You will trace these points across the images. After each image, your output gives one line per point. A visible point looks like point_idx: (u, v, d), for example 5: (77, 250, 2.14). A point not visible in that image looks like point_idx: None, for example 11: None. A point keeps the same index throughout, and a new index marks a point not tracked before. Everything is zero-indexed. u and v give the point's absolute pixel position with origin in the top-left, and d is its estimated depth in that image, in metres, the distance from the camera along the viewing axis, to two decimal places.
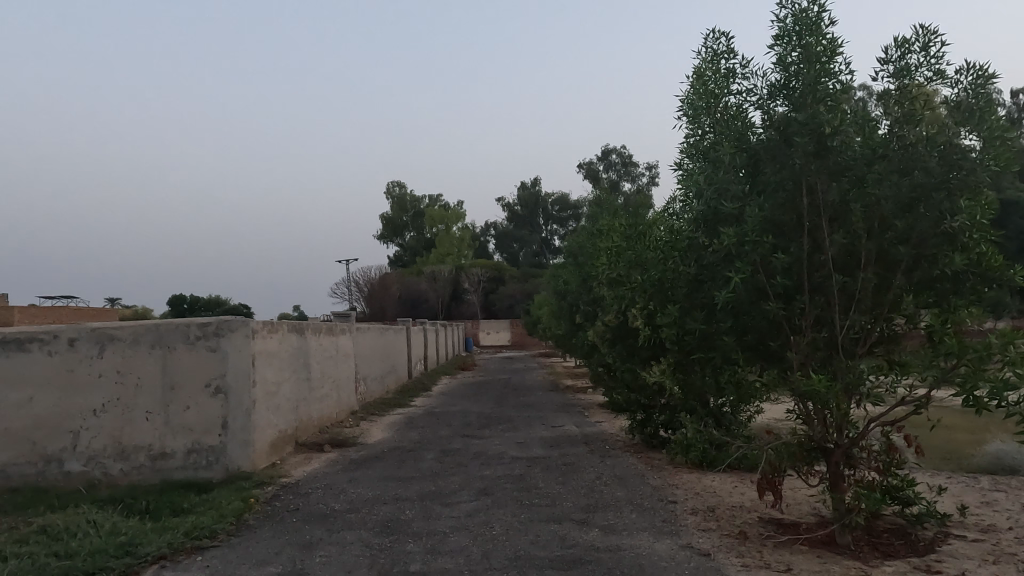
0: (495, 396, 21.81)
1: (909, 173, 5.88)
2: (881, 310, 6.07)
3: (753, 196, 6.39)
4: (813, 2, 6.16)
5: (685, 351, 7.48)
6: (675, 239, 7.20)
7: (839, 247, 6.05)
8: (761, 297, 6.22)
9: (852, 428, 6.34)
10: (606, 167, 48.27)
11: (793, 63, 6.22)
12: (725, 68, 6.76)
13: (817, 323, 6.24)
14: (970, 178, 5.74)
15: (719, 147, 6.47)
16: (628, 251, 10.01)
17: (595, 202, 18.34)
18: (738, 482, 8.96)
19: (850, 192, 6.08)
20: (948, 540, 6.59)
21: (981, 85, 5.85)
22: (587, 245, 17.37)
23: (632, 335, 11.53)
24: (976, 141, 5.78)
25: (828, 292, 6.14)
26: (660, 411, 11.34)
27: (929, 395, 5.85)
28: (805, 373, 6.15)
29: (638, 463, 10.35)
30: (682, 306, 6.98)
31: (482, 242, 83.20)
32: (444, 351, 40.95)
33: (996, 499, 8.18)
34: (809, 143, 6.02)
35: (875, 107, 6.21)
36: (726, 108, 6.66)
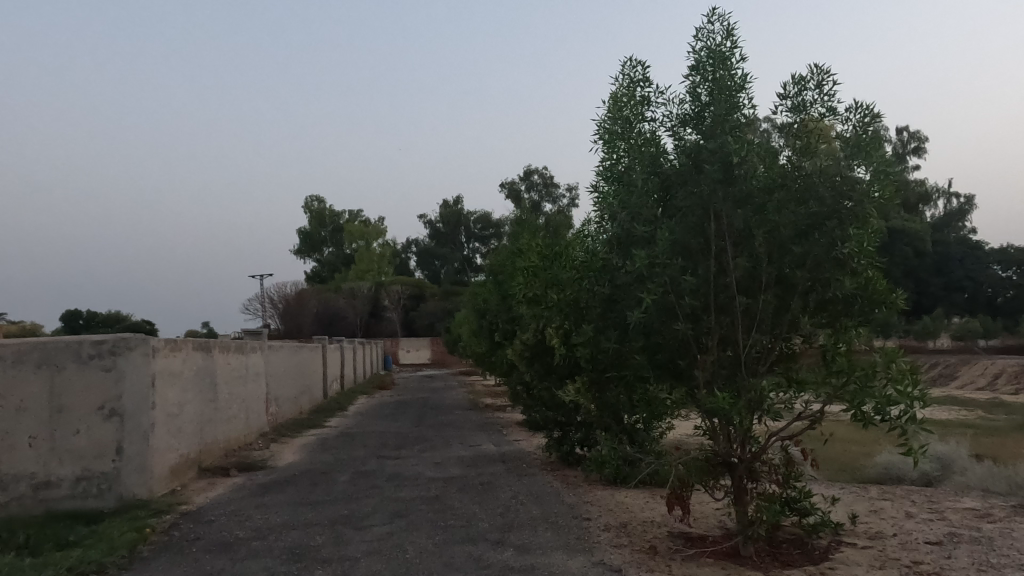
0: (414, 416, 21.52)
1: (805, 202, 6.27)
2: (780, 330, 6.41)
3: (664, 219, 6.67)
4: (725, 38, 6.51)
5: (599, 370, 7.63)
6: (590, 258, 7.36)
7: (742, 270, 6.36)
8: (670, 318, 6.47)
9: (754, 443, 6.62)
10: (526, 187, 48.73)
11: (704, 95, 6.55)
12: (641, 94, 7.01)
13: (722, 343, 6.53)
14: (858, 208, 6.18)
15: (634, 172, 6.71)
16: (545, 271, 10.17)
17: (516, 222, 18.46)
18: (650, 497, 9.17)
19: (753, 219, 6.39)
20: (840, 547, 7.00)
21: (870, 122, 6.31)
22: (506, 264, 17.51)
23: (550, 353, 11.65)
24: (866, 174, 6.22)
25: (732, 313, 6.43)
26: (576, 428, 11.48)
27: (823, 411, 6.20)
28: (711, 391, 6.41)
29: (553, 480, 10.44)
30: (596, 326, 7.14)
31: (402, 258, 82.22)
32: (362, 369, 40.16)
33: (882, 507, 8.77)
34: (717, 170, 6.33)
35: (777, 139, 6.59)
36: (641, 135, 6.91)
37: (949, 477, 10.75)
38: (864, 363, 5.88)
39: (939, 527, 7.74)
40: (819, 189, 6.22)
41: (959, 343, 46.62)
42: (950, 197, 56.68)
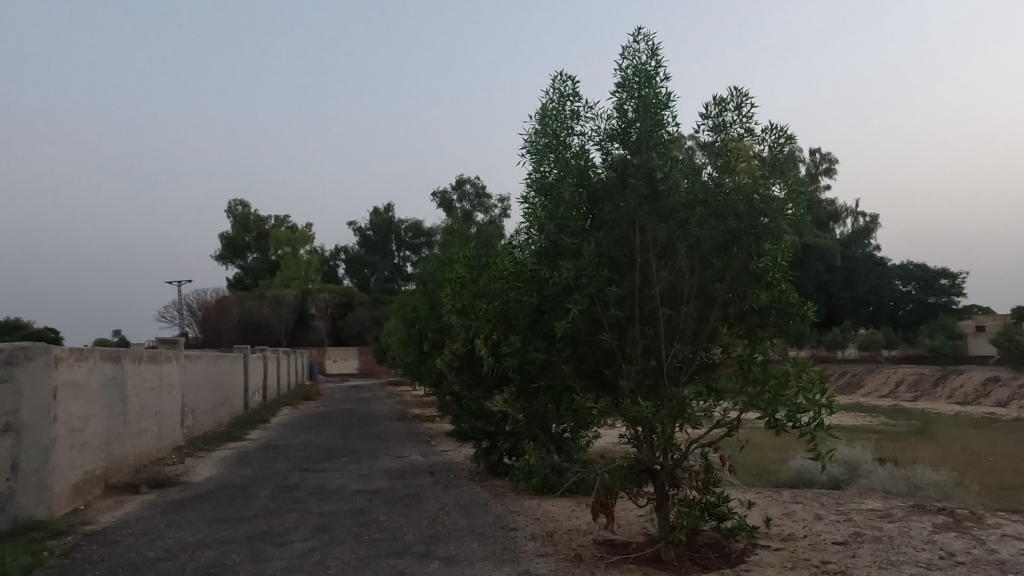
0: (340, 427, 21.02)
1: (724, 217, 6.52)
2: (701, 341, 6.64)
3: (591, 232, 6.81)
4: (650, 58, 6.73)
5: (526, 379, 7.70)
6: (518, 269, 7.42)
7: (666, 282, 6.56)
8: (596, 328, 6.61)
9: (675, 450, 6.82)
10: (458, 197, 48.67)
11: (630, 111, 6.74)
12: (570, 109, 7.15)
13: (646, 352, 6.70)
14: (773, 225, 6.47)
15: (562, 184, 6.83)
16: (474, 281, 10.18)
17: (446, 231, 18.39)
18: (576, 506, 9.28)
19: (676, 233, 6.59)
20: (755, 550, 7.29)
21: (784, 143, 6.63)
22: (436, 273, 17.40)
23: (479, 363, 11.64)
24: (781, 192, 6.52)
25: (655, 323, 6.62)
26: (504, 438, 11.51)
27: (740, 418, 6.45)
28: (635, 400, 6.57)
29: (481, 491, 10.41)
30: (524, 336, 7.21)
31: (330, 266, 80.44)
32: (286, 379, 38.91)
33: (794, 510, 9.19)
34: (642, 185, 6.52)
35: (701, 156, 6.83)
36: (569, 148, 7.03)
37: (854, 480, 11.39)
38: (778, 372, 6.16)
39: (845, 527, 8.19)
40: (737, 205, 6.49)
41: (865, 353, 49.56)
42: (857, 216, 60.37)
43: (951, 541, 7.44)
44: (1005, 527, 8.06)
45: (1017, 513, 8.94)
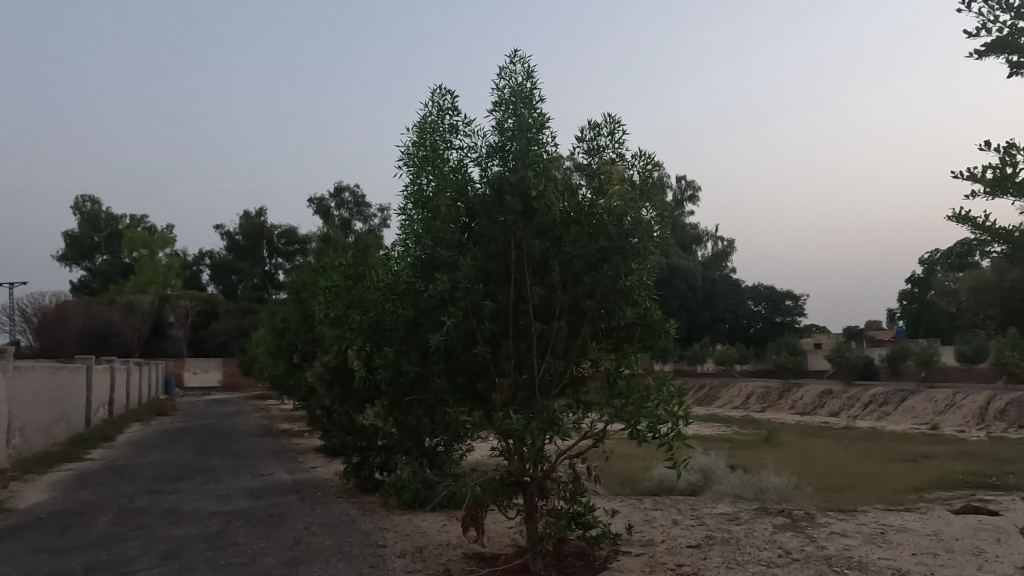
0: (198, 445, 19.60)
1: (596, 237, 6.75)
2: (572, 355, 6.87)
3: (467, 246, 6.87)
4: (527, 79, 6.92)
5: (399, 393, 7.60)
6: (394, 280, 7.33)
7: (539, 297, 6.74)
8: (470, 342, 6.66)
9: (545, 461, 6.97)
10: (336, 205, 47.32)
11: (508, 129, 6.89)
12: (449, 123, 7.19)
13: (519, 366, 6.83)
14: (641, 245, 6.78)
15: (439, 197, 6.86)
16: (348, 292, 9.92)
17: (321, 239, 17.77)
18: (447, 520, 9.25)
19: (550, 250, 6.78)
20: (617, 556, 7.61)
21: (651, 168, 7.00)
22: (309, 282, 16.77)
23: (351, 376, 11.33)
24: (649, 214, 6.88)
25: (528, 337, 6.78)
26: (376, 453, 11.27)
27: (606, 430, 6.72)
28: (507, 413, 6.66)
29: (350, 508, 10.10)
30: (398, 349, 7.12)
31: (193, 271, 75.18)
32: (136, 394, 35.73)
33: (654, 517, 9.69)
34: (518, 202, 6.66)
35: (576, 177, 7.08)
36: (447, 162, 7.07)
37: (709, 486, 12.19)
38: (640, 386, 6.46)
39: (698, 531, 8.75)
40: (608, 226, 6.73)
41: (721, 368, 53.36)
42: (716, 240, 65.19)
43: (788, 540, 8.15)
44: (833, 525, 8.96)
45: (843, 512, 9.98)
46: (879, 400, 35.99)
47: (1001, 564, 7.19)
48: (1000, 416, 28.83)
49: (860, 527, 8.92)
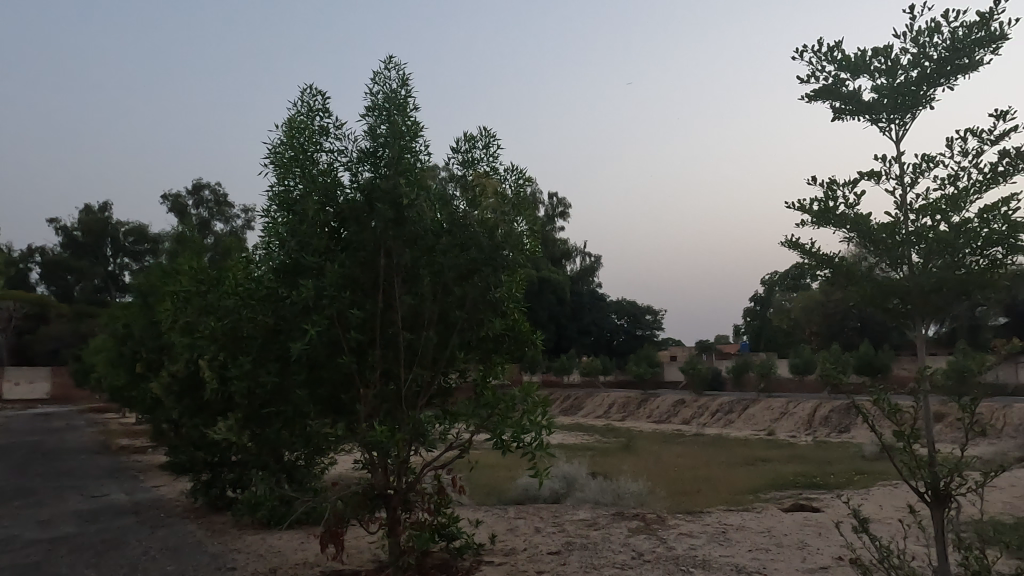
0: (17, 464, 17.39)
1: (467, 248, 6.74)
2: (440, 365, 6.84)
3: (334, 252, 6.67)
4: (401, 86, 6.86)
5: (256, 404, 7.20)
6: (254, 285, 6.95)
7: (407, 306, 6.65)
8: (335, 351, 6.47)
9: (409, 473, 6.85)
10: (193, 203, 44.17)
11: (380, 135, 6.79)
12: (319, 124, 6.96)
13: (385, 377, 6.70)
14: (512, 258, 6.84)
15: (306, 201, 6.60)
16: (202, 296, 9.26)
17: (174, 239, 16.49)
18: (305, 537, 8.85)
19: (420, 259, 6.69)
20: (480, 567, 7.64)
21: (523, 183, 7.10)
22: (159, 285, 15.47)
23: (203, 387, 10.57)
24: (522, 228, 6.96)
25: (396, 347, 6.68)
26: (229, 469, 10.57)
27: (471, 440, 6.70)
28: (371, 424, 6.49)
29: (197, 529, 9.38)
30: (256, 357, 6.75)
31: (19, 269, 66.98)
32: None
33: (518, 525, 9.86)
34: (389, 210, 6.55)
35: (450, 187, 7.04)
36: (316, 165, 6.84)
37: (571, 493, 12.60)
38: (506, 396, 6.54)
39: (558, 537, 9.01)
40: (479, 237, 6.71)
41: (586, 379, 55.48)
42: (584, 255, 67.93)
43: (641, 542, 8.60)
44: (681, 526, 9.58)
45: (691, 514, 10.70)
46: (725, 408, 39.05)
47: (821, 555, 8.03)
48: (824, 422, 32.29)
49: (704, 527, 9.60)
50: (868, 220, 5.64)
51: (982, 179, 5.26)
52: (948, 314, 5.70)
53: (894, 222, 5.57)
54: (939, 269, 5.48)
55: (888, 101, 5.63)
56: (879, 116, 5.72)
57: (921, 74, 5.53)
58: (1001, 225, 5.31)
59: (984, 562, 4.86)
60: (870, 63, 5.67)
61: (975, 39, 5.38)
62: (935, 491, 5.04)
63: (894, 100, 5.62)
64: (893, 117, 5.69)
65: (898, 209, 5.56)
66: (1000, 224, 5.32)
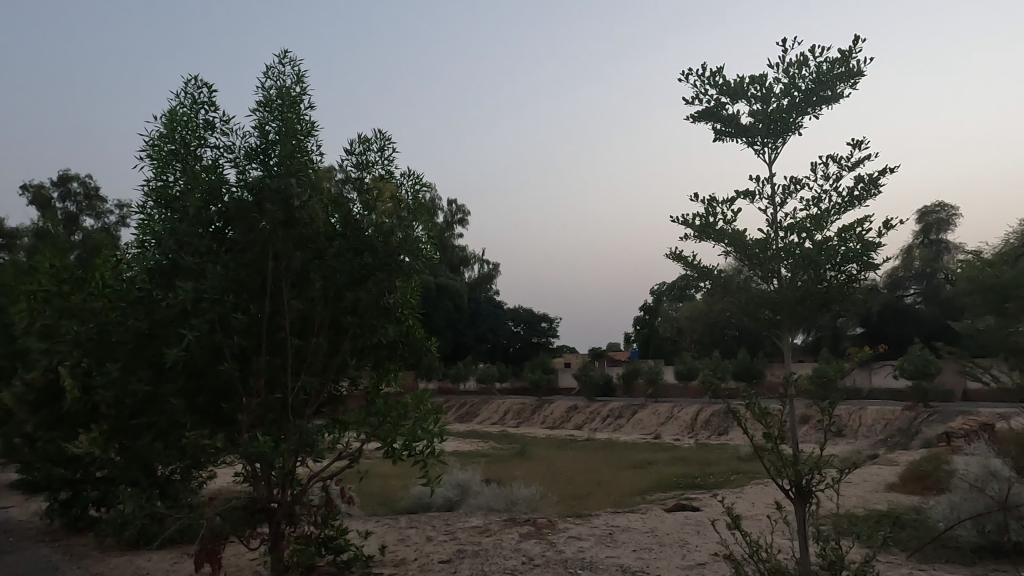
0: None
1: (361, 252, 6.56)
2: (330, 372, 6.62)
3: (217, 253, 6.30)
4: (295, 83, 6.63)
5: (125, 415, 6.67)
6: (125, 287, 6.44)
7: (296, 311, 6.38)
8: (216, 358, 6.13)
9: (295, 485, 6.57)
10: (59, 195, 40.26)
11: (271, 132, 6.52)
12: (204, 118, 6.60)
13: (271, 385, 6.41)
14: (407, 263, 6.71)
15: (187, 197, 6.21)
16: (64, 297, 8.47)
17: (33, 234, 15.00)
18: (179, 557, 8.29)
19: (311, 262, 6.44)
20: None
21: (420, 188, 7.02)
22: (13, 284, 13.99)
23: (63, 397, 9.67)
24: (419, 233, 6.86)
25: (283, 354, 6.40)
26: (92, 486, 9.72)
27: (361, 450, 6.51)
28: (254, 434, 6.15)
29: (52, 554, 8.55)
30: (125, 364, 6.25)
31: None
32: None
33: (409, 535, 9.72)
34: (279, 211, 6.28)
35: (345, 190, 6.83)
36: (199, 160, 6.46)
37: (464, 501, 12.56)
38: (398, 404, 6.38)
39: (450, 545, 8.97)
40: (373, 241, 6.53)
41: (482, 386, 55.69)
42: (483, 262, 68.30)
43: (532, 547, 8.71)
44: (571, 530, 9.80)
45: (580, 518, 10.97)
46: (615, 413, 40.41)
47: (699, 552, 8.46)
48: (705, 425, 34.15)
49: (592, 530, 9.87)
50: (743, 236, 6.03)
51: (841, 201, 5.77)
52: (812, 324, 6.20)
53: (766, 238, 5.99)
54: (805, 283, 5.94)
55: (762, 126, 6.07)
56: (754, 139, 6.16)
57: (791, 103, 6.01)
58: (856, 244, 5.82)
59: (838, 553, 5.30)
60: (747, 89, 6.09)
61: (836, 74, 5.92)
62: (798, 489, 5.43)
63: (767, 125, 6.07)
64: (766, 141, 6.14)
65: (769, 227, 5.99)
66: (855, 243, 5.82)
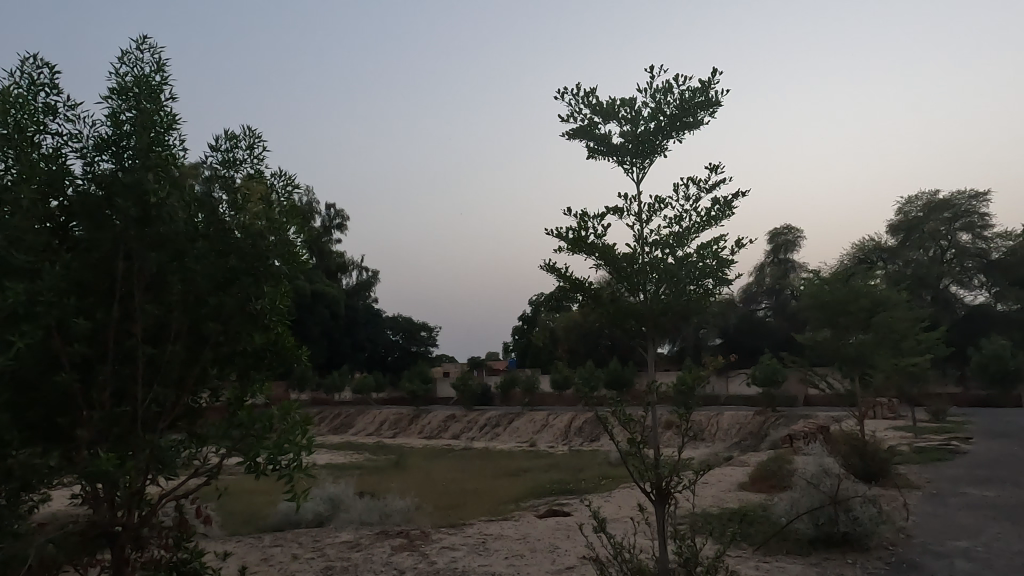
0: None
1: (225, 254, 6.05)
2: (187, 384, 6.11)
3: (56, 253, 5.63)
4: (153, 71, 6.13)
5: None
6: None
7: (150, 317, 5.84)
8: (53, 367, 5.58)
9: (143, 506, 6.01)
10: None
11: (125, 123, 5.99)
12: (44, 102, 5.96)
13: (117, 398, 5.85)
14: (278, 268, 6.25)
15: (20, 189, 5.48)
16: None
17: None
18: None
19: (169, 264, 5.86)
20: None
21: (294, 189, 6.57)
22: None
23: None
24: (293, 237, 6.40)
25: (133, 363, 5.87)
26: None
27: (220, 465, 6.06)
28: (94, 452, 5.55)
29: None
30: None
31: None
32: None
33: (272, 554, 9.23)
34: (133, 207, 5.66)
35: (212, 189, 6.31)
36: (38, 149, 5.83)
37: (335, 516, 12.13)
38: (263, 416, 5.93)
39: (317, 563, 8.61)
40: (239, 243, 6.03)
41: (358, 396, 54.26)
42: (362, 269, 66.72)
43: (403, 560, 8.56)
44: (444, 540, 9.74)
45: (453, 527, 10.95)
46: (492, 422, 40.80)
47: (567, 556, 8.72)
48: (579, 432, 35.32)
49: (465, 539, 9.87)
50: (613, 250, 6.30)
51: (701, 221, 6.19)
52: (674, 335, 6.59)
53: (633, 252, 6.30)
54: (666, 296, 6.34)
55: (631, 146, 6.39)
56: (624, 158, 6.47)
57: (657, 127, 6.38)
58: (712, 260, 6.26)
59: (693, 550, 5.64)
60: (618, 111, 6.40)
61: (697, 102, 6.36)
62: (658, 490, 5.72)
63: (636, 146, 6.40)
64: (635, 161, 6.48)
65: (636, 242, 6.30)
66: (711, 259, 6.26)
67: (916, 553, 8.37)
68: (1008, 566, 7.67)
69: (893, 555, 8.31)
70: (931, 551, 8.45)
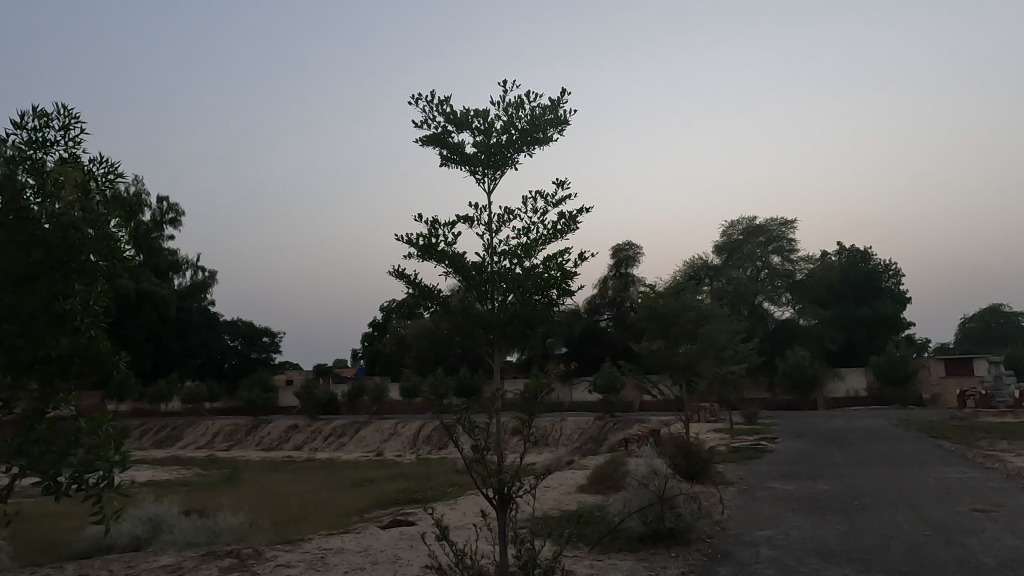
0: None
1: (28, 247, 5.02)
2: None
3: None
4: None
5: None
6: None
7: None
8: None
9: None
10: None
11: None
12: None
13: None
14: (95, 265, 5.28)
15: None
16: None
17: None
18: None
19: None
20: None
21: (119, 179, 5.63)
22: None
23: None
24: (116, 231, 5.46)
25: None
26: None
27: (12, 488, 5.16)
28: None
29: None
30: None
31: None
32: None
33: None
34: None
35: (16, 172, 5.27)
36: None
37: (155, 538, 11.04)
38: (67, 430, 5.15)
39: None
40: (46, 235, 5.02)
41: (188, 407, 49.97)
42: (196, 269, 61.75)
43: None
44: (279, 558, 9.21)
45: (289, 544, 10.40)
46: (337, 432, 39.42)
47: (409, 567, 8.61)
48: (427, 441, 35.22)
49: (302, 556, 9.41)
50: (462, 258, 6.35)
51: (547, 233, 6.42)
52: (518, 342, 6.75)
53: (482, 261, 6.40)
54: (514, 304, 6.46)
55: (483, 157, 6.51)
56: (476, 168, 6.58)
57: (509, 140, 6.54)
58: (556, 272, 6.50)
59: (532, 553, 5.76)
60: (472, 122, 6.49)
61: (547, 120, 6.62)
62: (501, 495, 5.78)
63: (488, 157, 6.52)
64: (486, 172, 6.61)
65: (485, 251, 6.40)
66: (556, 271, 6.50)
67: (729, 544, 9.23)
68: (800, 551, 8.70)
69: (709, 547, 9.11)
70: (741, 541, 9.36)
